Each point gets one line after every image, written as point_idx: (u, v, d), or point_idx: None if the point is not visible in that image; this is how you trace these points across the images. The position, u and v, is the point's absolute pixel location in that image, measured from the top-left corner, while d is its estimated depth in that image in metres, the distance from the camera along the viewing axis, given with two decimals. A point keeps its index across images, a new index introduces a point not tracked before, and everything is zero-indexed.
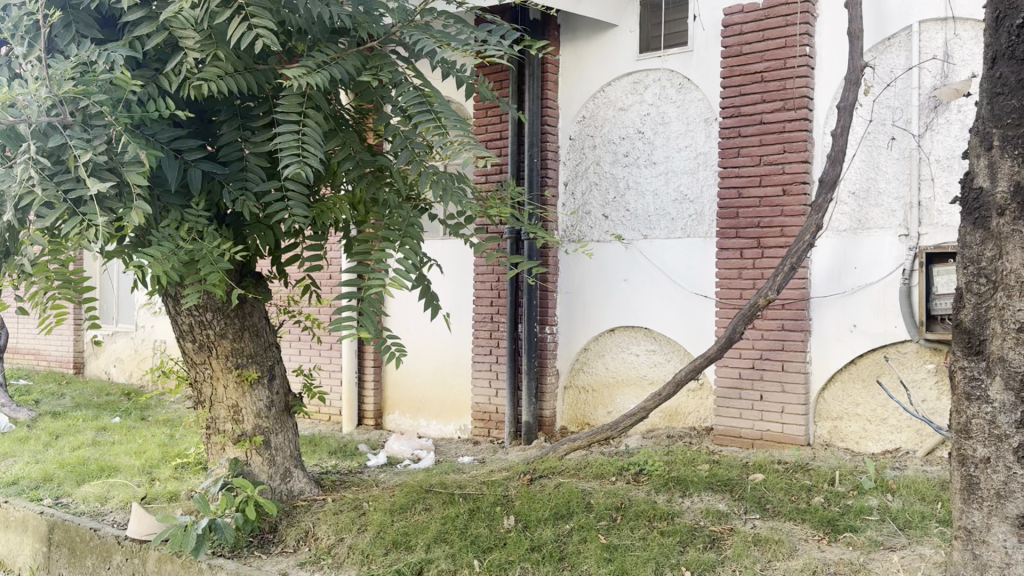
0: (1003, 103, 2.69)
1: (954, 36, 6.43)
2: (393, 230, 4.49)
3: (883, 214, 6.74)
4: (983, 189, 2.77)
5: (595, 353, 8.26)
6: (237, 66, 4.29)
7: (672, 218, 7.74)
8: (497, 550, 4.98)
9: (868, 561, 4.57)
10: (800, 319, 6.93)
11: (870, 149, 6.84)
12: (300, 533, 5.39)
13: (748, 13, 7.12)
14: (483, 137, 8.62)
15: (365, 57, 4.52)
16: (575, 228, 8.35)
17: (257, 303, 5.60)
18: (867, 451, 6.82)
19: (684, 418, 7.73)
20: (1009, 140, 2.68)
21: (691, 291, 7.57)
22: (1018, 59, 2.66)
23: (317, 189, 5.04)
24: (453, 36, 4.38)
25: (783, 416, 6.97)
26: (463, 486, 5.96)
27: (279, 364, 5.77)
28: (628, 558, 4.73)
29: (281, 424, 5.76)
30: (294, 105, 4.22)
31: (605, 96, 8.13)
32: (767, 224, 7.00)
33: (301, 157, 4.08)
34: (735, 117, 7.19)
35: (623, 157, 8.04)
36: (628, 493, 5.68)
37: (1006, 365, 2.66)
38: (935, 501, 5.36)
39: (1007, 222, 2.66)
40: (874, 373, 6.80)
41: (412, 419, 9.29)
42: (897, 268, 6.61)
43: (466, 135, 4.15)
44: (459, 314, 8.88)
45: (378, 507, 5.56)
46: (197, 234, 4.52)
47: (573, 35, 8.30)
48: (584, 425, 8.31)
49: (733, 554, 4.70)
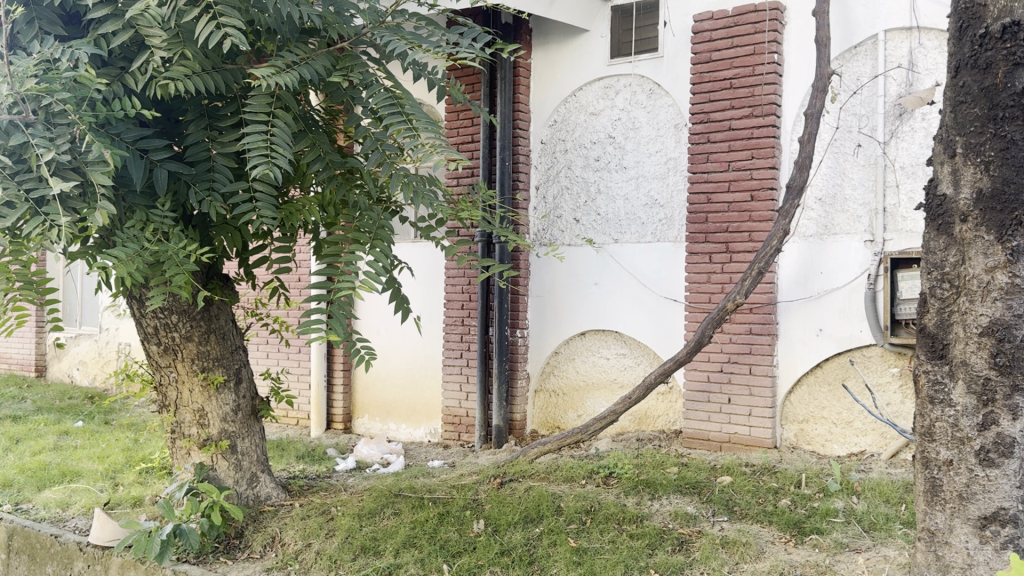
0: (966, 112, 2.81)
1: (919, 45, 6.55)
2: (363, 233, 4.43)
3: (848, 220, 6.83)
4: (945, 196, 2.86)
5: (565, 356, 8.27)
6: (205, 66, 4.24)
7: (642, 222, 7.78)
8: (466, 554, 4.96)
9: (834, 563, 4.61)
10: (767, 323, 7.00)
11: (836, 156, 6.92)
12: (266, 539, 5.32)
13: (717, 20, 7.18)
14: (454, 140, 8.60)
15: (335, 58, 4.49)
16: (546, 231, 8.36)
17: (223, 305, 5.54)
18: (832, 454, 6.88)
19: (654, 421, 7.78)
20: (970, 148, 2.78)
21: (661, 295, 7.62)
22: (979, 69, 2.78)
23: (286, 190, 5.00)
24: (424, 38, 4.36)
25: (751, 419, 7.04)
26: (433, 490, 5.91)
27: (246, 368, 5.71)
28: (598, 561, 4.75)
29: (248, 429, 5.69)
30: (263, 105, 4.19)
31: (576, 100, 8.15)
32: (735, 229, 7.07)
33: (269, 157, 4.04)
34: (704, 122, 7.25)
35: (594, 161, 8.07)
36: (598, 496, 5.68)
37: (968, 369, 2.75)
38: (900, 503, 5.42)
39: (970, 227, 2.76)
40: (840, 377, 6.88)
41: (382, 423, 9.23)
42: (863, 273, 6.70)
43: (438, 138, 4.14)
44: (430, 317, 8.85)
45: (347, 512, 5.52)
46: (163, 234, 4.46)
47: (544, 40, 8.30)
48: (554, 429, 8.31)
49: (701, 557, 4.74)
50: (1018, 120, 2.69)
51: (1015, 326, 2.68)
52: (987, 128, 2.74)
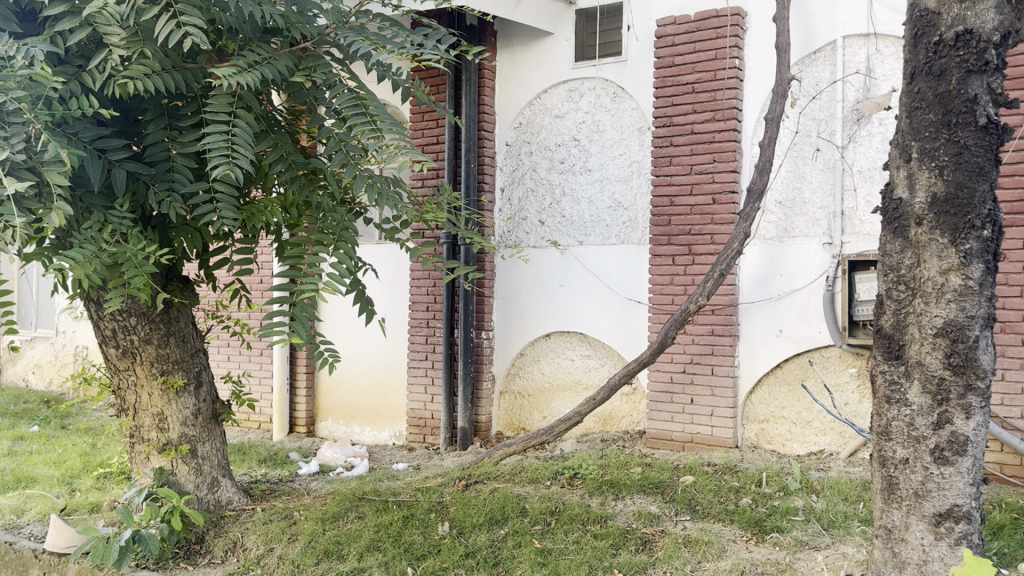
0: (921, 117, 3.12)
1: (876, 52, 6.67)
2: (326, 235, 4.39)
3: (807, 223, 6.93)
4: (901, 200, 3.18)
5: (531, 358, 8.29)
6: (164, 65, 4.18)
7: (607, 224, 7.83)
8: (431, 557, 4.95)
9: (794, 560, 4.68)
10: (729, 324, 7.08)
11: (796, 160, 7.02)
12: (228, 544, 5.26)
13: (680, 25, 7.26)
14: (419, 141, 8.58)
15: (297, 58, 4.46)
16: (511, 233, 8.39)
17: (183, 308, 5.46)
18: (792, 453, 6.99)
19: (618, 422, 7.83)
20: (926, 153, 3.10)
21: (625, 297, 7.66)
22: (933, 75, 3.10)
23: (248, 190, 4.94)
24: (389, 39, 4.34)
25: (713, 419, 7.11)
26: (397, 493, 5.87)
27: (206, 371, 5.63)
28: (562, 561, 4.77)
29: (208, 433, 5.61)
30: (224, 105, 4.15)
31: (541, 103, 8.18)
32: (698, 232, 7.14)
33: (230, 158, 4.00)
34: (666, 126, 7.32)
35: (558, 164, 8.10)
36: (562, 497, 5.70)
37: (923, 369, 3.08)
38: (857, 501, 5.50)
39: (924, 231, 3.09)
40: (799, 377, 6.99)
41: (346, 426, 9.17)
42: (821, 275, 6.80)
43: (402, 139, 4.12)
44: (394, 319, 8.83)
45: (310, 516, 5.48)
46: (122, 236, 4.39)
47: (509, 42, 8.32)
48: (519, 430, 8.32)
49: (664, 556, 4.79)
50: (970, 126, 3.01)
51: (967, 327, 3.02)
52: (942, 134, 3.06)
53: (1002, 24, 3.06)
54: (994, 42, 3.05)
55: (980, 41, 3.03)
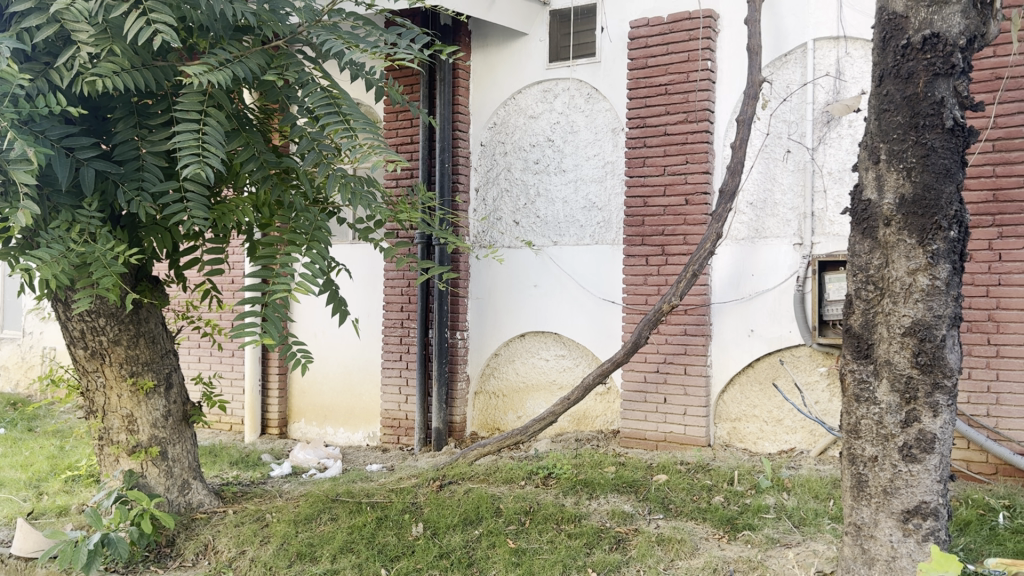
0: (889, 119, 3.20)
1: (846, 54, 6.75)
2: (298, 234, 4.36)
3: (778, 224, 7.00)
4: (870, 201, 3.26)
5: (505, 358, 8.29)
6: (134, 63, 4.12)
7: (581, 225, 7.85)
8: (405, 558, 4.94)
9: (765, 558, 4.72)
10: (701, 324, 7.13)
11: (767, 161, 7.09)
12: (199, 547, 5.20)
13: (652, 27, 7.30)
14: (393, 141, 8.55)
15: (269, 56, 4.43)
16: (485, 233, 8.39)
17: (153, 309, 5.40)
18: (763, 451, 7.06)
19: (592, 422, 7.85)
20: (894, 155, 3.18)
21: (599, 297, 7.69)
22: (901, 78, 3.19)
23: (218, 190, 4.90)
24: (362, 37, 4.32)
25: (685, 418, 7.16)
26: (371, 494, 5.84)
27: (177, 373, 5.57)
28: (537, 561, 4.79)
29: (178, 435, 5.55)
30: (194, 103, 4.11)
31: (515, 103, 8.18)
32: (671, 233, 7.19)
33: (200, 157, 3.96)
34: (640, 127, 7.36)
35: (533, 164, 8.11)
36: (536, 497, 5.71)
37: (892, 368, 3.16)
38: (828, 499, 5.56)
39: (892, 232, 3.16)
40: (770, 376, 7.05)
41: (319, 427, 9.11)
42: (791, 275, 6.87)
43: (376, 139, 4.11)
44: (368, 320, 8.79)
45: (282, 518, 5.44)
46: (90, 235, 4.33)
47: (483, 43, 8.31)
48: (494, 430, 8.33)
49: (638, 555, 4.81)
50: (937, 128, 3.10)
51: (934, 326, 3.10)
52: (910, 136, 3.14)
53: (967, 28, 3.15)
54: (960, 46, 3.13)
55: (946, 45, 3.11)
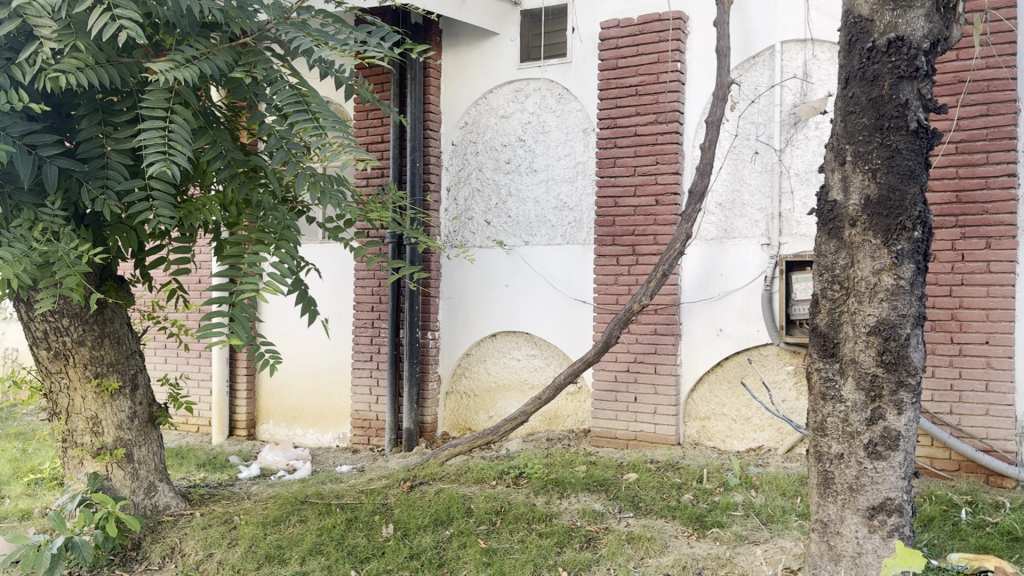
0: (855, 121, 3.34)
1: (813, 57, 6.84)
2: (267, 233, 4.33)
3: (747, 224, 7.06)
4: (836, 202, 3.40)
5: (477, 358, 8.28)
6: (98, 59, 4.06)
7: (552, 225, 7.86)
8: (375, 559, 4.92)
9: (734, 555, 4.76)
10: (671, 323, 7.18)
11: (735, 163, 7.15)
12: (166, 550, 5.14)
13: (623, 28, 7.35)
14: (363, 140, 8.50)
15: (236, 54, 4.38)
16: (457, 233, 8.35)
17: (118, 309, 5.32)
18: (732, 449, 7.12)
19: (563, 421, 7.87)
20: (859, 156, 3.32)
21: (570, 297, 7.71)
22: (867, 81, 3.32)
23: (185, 188, 4.84)
24: (331, 36, 4.29)
25: (656, 417, 7.21)
26: (340, 496, 5.79)
27: (143, 373, 5.49)
28: (507, 561, 4.79)
29: (144, 437, 5.47)
30: (160, 100, 4.06)
31: (486, 103, 8.17)
32: (641, 233, 7.24)
33: (166, 155, 3.91)
34: (611, 128, 7.39)
35: (504, 164, 8.11)
36: (507, 497, 5.71)
37: (857, 367, 3.31)
38: (795, 496, 5.62)
39: (858, 232, 3.31)
40: (738, 375, 7.12)
41: (288, 428, 9.03)
42: (759, 275, 6.93)
43: (346, 137, 4.09)
44: (338, 320, 8.73)
45: (250, 520, 5.38)
46: (53, 234, 4.26)
47: (454, 42, 8.29)
48: (465, 430, 8.32)
49: (608, 553, 4.83)
50: (901, 130, 3.24)
51: (899, 325, 3.25)
52: (875, 137, 3.28)
53: (932, 31, 3.28)
54: (924, 49, 3.26)
55: (911, 48, 3.24)
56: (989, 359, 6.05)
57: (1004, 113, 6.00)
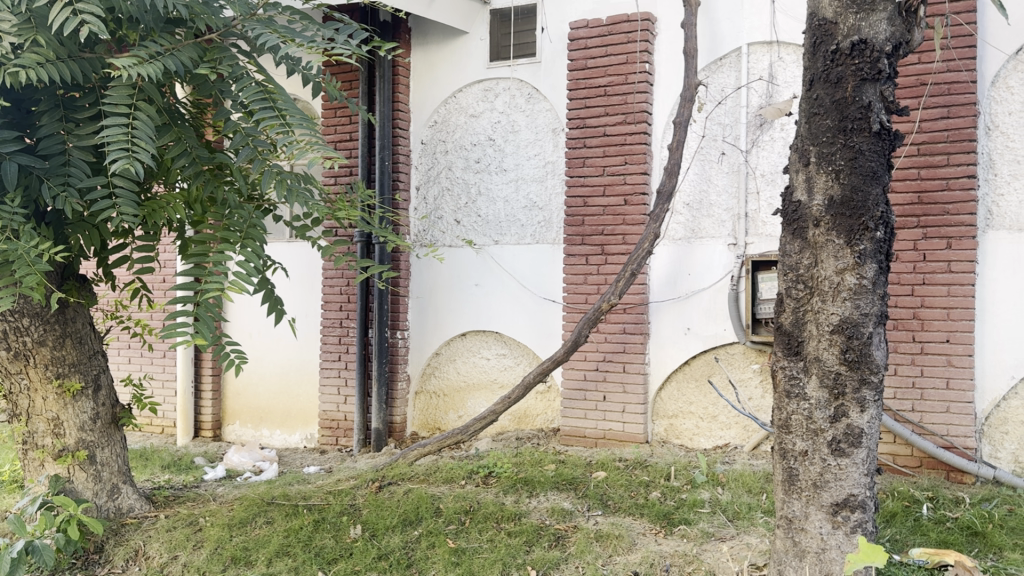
0: (819, 123, 3.39)
1: (778, 59, 6.92)
2: (232, 232, 4.28)
3: (714, 224, 7.12)
4: (800, 203, 3.46)
5: (446, 357, 8.26)
6: (60, 54, 3.99)
7: (522, 224, 7.87)
8: (342, 560, 4.89)
9: (701, 552, 4.80)
10: (640, 323, 7.22)
11: (702, 163, 7.21)
12: (129, 553, 5.06)
13: (592, 28, 7.38)
14: (331, 138, 8.43)
15: (201, 50, 4.33)
16: (426, 232, 8.31)
17: (80, 309, 5.24)
18: (699, 447, 7.18)
19: (533, 420, 7.88)
20: (823, 157, 3.38)
21: (539, 296, 7.73)
22: (830, 83, 3.37)
23: (149, 186, 4.78)
24: (298, 32, 4.25)
25: (624, 415, 7.25)
26: (307, 497, 5.75)
27: (105, 374, 5.41)
28: (475, 561, 4.79)
29: (108, 438, 5.39)
30: (123, 96, 4.00)
31: (455, 102, 8.16)
32: (610, 232, 7.28)
33: (129, 152, 3.86)
34: (580, 128, 7.42)
35: (474, 163, 8.10)
36: (476, 496, 5.72)
37: (821, 365, 3.37)
38: (760, 493, 5.68)
39: (822, 232, 3.36)
40: (705, 373, 7.18)
41: (254, 429, 8.95)
42: (726, 275, 7.00)
43: (313, 135, 4.06)
44: (305, 320, 8.66)
45: (216, 522, 5.32)
46: (13, 233, 4.16)
47: (423, 40, 8.26)
48: (434, 430, 8.31)
49: (576, 551, 4.85)
50: (864, 132, 3.29)
51: (861, 324, 3.31)
52: (839, 139, 3.33)
53: (893, 35, 3.33)
54: (886, 52, 3.32)
55: (872, 51, 3.30)
56: (950, 357, 6.17)
57: (964, 115, 6.12)
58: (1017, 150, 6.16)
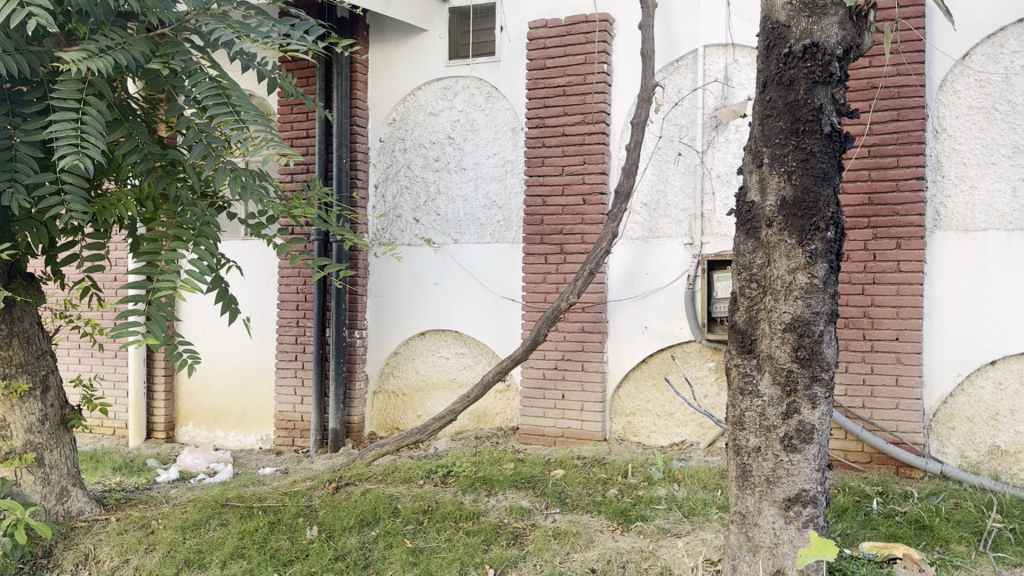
0: (772, 125, 3.46)
1: (733, 61, 7.01)
2: (185, 230, 4.21)
3: (671, 224, 7.19)
4: (753, 203, 3.52)
5: (405, 357, 8.23)
6: (6, 46, 3.88)
7: (481, 223, 7.87)
8: (298, 562, 4.85)
9: (657, 548, 4.86)
10: (598, 321, 7.28)
11: (659, 164, 7.28)
12: (79, 557, 4.96)
13: (551, 28, 7.41)
14: (286, 134, 8.34)
15: (154, 44, 4.26)
16: (384, 231, 8.25)
17: (28, 308, 5.14)
18: (656, 445, 7.25)
19: (492, 419, 7.89)
20: (776, 158, 3.44)
21: (498, 295, 7.75)
22: (783, 85, 3.43)
23: (99, 182, 4.69)
24: (253, 28, 4.20)
25: (583, 413, 7.30)
26: (263, 498, 5.69)
27: (54, 375, 5.29)
28: (433, 560, 4.78)
29: (56, 440, 5.27)
30: (72, 91, 3.94)
31: (414, 100, 8.13)
32: (569, 232, 7.33)
33: (79, 148, 3.81)
34: (539, 127, 7.45)
35: (433, 162, 8.08)
36: (435, 495, 5.71)
37: (773, 362, 3.43)
38: (715, 489, 5.76)
39: (774, 232, 3.43)
40: (662, 371, 7.26)
41: (208, 430, 8.82)
42: (683, 274, 7.08)
43: (268, 131, 4.02)
44: (260, 319, 8.56)
45: (169, 525, 5.24)
46: None
47: (381, 37, 8.22)
48: (393, 430, 8.27)
49: (535, 550, 4.87)
50: (815, 134, 3.37)
51: (812, 322, 3.38)
52: (791, 141, 3.40)
53: (845, 38, 3.40)
54: (837, 56, 3.39)
55: (825, 55, 3.36)
56: (899, 355, 6.31)
57: (913, 118, 6.27)
58: (964, 153, 6.32)
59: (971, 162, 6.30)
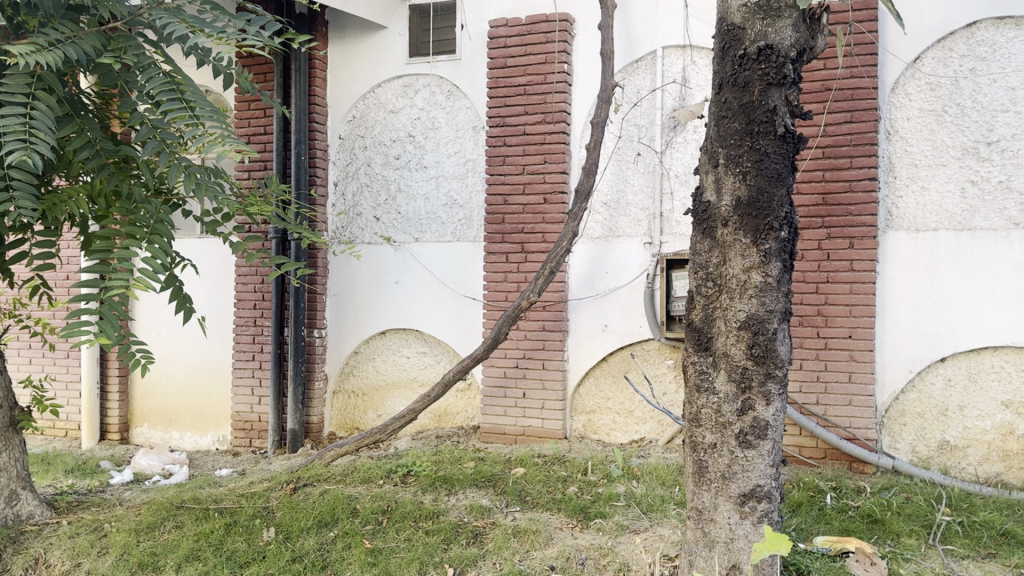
0: (727, 126, 3.51)
1: (692, 62, 7.09)
2: (138, 228, 4.14)
3: (630, 224, 7.25)
4: (709, 203, 3.57)
5: (365, 356, 8.19)
6: None
7: (442, 222, 7.86)
8: (255, 564, 4.80)
9: (615, 544, 4.90)
10: (559, 320, 7.31)
11: (619, 163, 7.34)
12: (28, 562, 4.86)
13: (511, 27, 7.42)
14: (244, 131, 8.24)
15: (106, 39, 4.18)
16: (344, 229, 8.20)
17: None
18: (616, 442, 7.30)
19: (453, 418, 7.88)
20: (731, 158, 3.50)
21: (458, 294, 7.74)
22: (738, 86, 3.49)
23: (49, 178, 4.59)
24: (208, 23, 4.15)
25: (543, 411, 7.33)
26: (219, 500, 5.62)
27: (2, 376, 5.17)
28: (392, 560, 4.77)
29: (5, 442, 5.15)
30: (21, 85, 3.85)
31: (375, 97, 8.09)
32: (529, 231, 7.35)
33: (26, 143, 3.71)
34: (499, 126, 7.46)
35: (394, 159, 8.05)
36: (395, 495, 5.70)
37: (728, 360, 3.49)
38: (673, 485, 5.83)
39: (729, 231, 3.48)
40: (622, 369, 7.31)
41: (163, 431, 8.69)
42: (642, 273, 7.14)
43: (224, 128, 3.98)
44: (216, 319, 8.44)
45: (122, 528, 5.15)
46: None
47: (341, 34, 8.15)
48: (353, 430, 8.22)
49: (494, 548, 4.89)
50: (769, 135, 3.43)
51: (766, 320, 3.44)
52: (746, 141, 3.45)
53: (798, 41, 3.46)
54: (791, 58, 3.45)
55: (779, 57, 3.43)
56: (852, 352, 6.44)
57: (866, 120, 6.40)
58: (915, 154, 6.47)
59: (922, 163, 6.45)
